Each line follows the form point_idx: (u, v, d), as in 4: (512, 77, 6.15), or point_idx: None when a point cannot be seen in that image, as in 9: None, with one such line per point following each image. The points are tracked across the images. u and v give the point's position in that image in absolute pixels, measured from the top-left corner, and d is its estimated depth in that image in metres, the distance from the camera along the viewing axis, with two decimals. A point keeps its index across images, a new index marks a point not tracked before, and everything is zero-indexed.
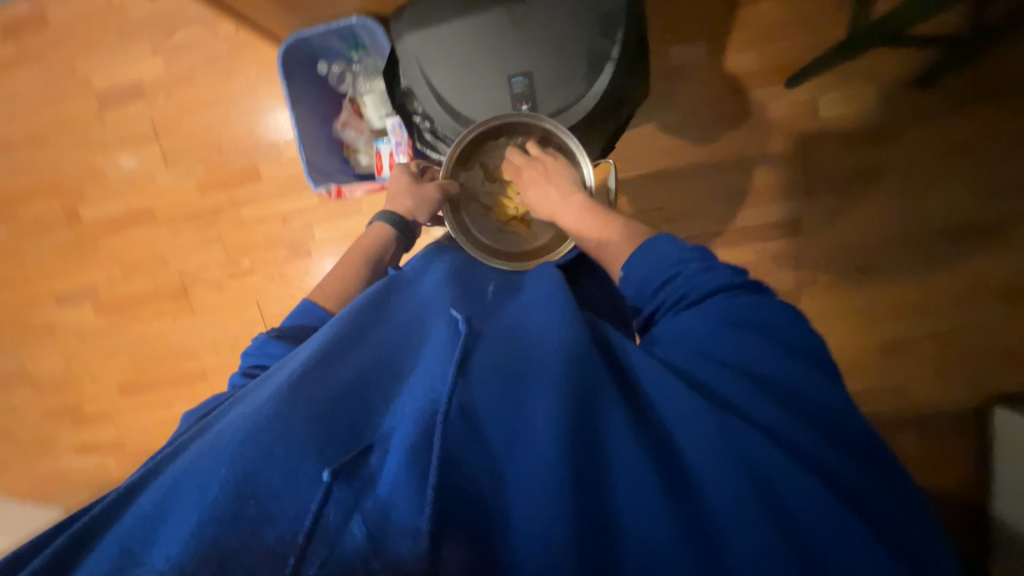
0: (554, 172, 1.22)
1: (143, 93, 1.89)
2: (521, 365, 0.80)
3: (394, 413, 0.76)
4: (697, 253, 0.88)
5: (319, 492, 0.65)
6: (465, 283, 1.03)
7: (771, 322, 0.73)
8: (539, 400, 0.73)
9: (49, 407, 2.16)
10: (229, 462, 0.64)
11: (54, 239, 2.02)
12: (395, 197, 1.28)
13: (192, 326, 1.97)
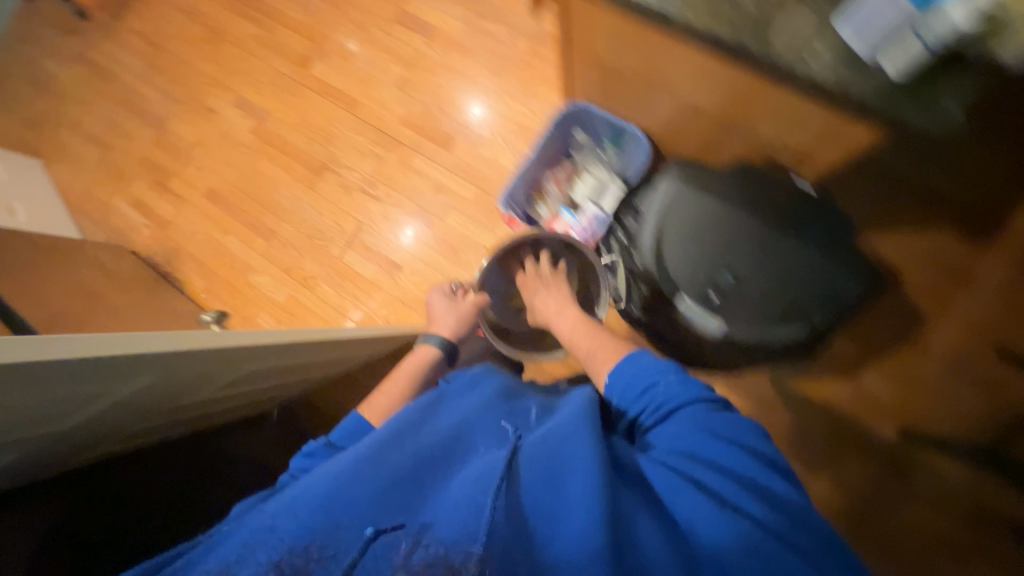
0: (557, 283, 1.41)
1: (431, 24, 2.04)
2: (552, 453, 0.81)
3: (438, 491, 0.80)
4: (671, 366, 1.01)
5: (365, 547, 0.69)
6: (516, 403, 1.05)
7: (739, 461, 0.84)
8: (572, 487, 0.75)
9: (149, 156, 2.30)
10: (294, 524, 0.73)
11: (273, 59, 2.18)
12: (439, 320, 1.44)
13: (300, 198, 2.09)
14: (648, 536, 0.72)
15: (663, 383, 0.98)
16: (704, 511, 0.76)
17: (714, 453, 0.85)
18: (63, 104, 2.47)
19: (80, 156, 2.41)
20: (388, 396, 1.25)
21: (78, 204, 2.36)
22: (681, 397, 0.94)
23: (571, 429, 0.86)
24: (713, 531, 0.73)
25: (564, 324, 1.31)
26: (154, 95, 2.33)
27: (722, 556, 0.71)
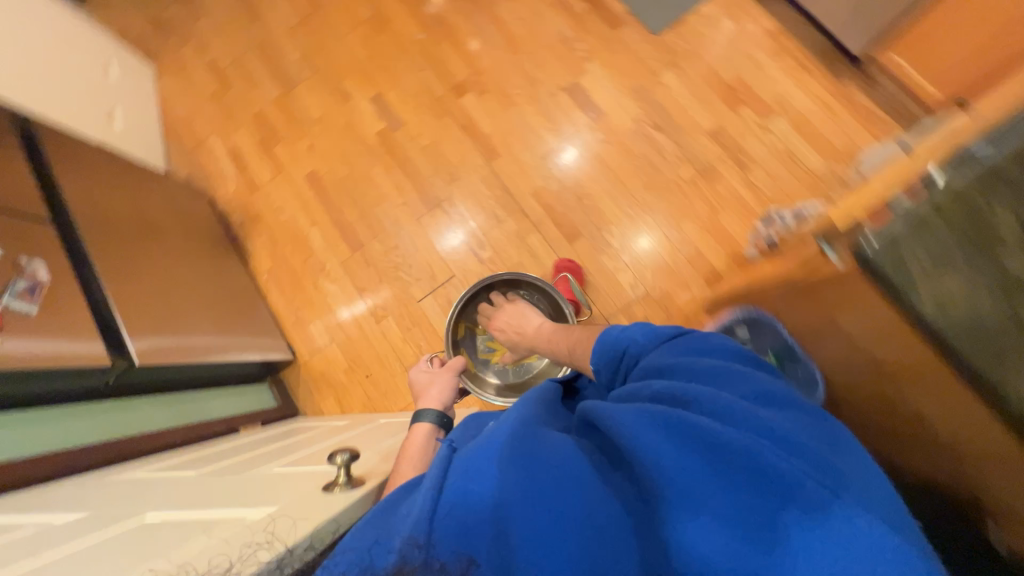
0: (522, 310, 1.61)
1: (602, 107, 1.91)
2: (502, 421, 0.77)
3: (419, 496, 0.68)
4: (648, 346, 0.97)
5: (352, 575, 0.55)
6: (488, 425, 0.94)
7: (706, 399, 0.72)
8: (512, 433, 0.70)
9: (264, 112, 2.18)
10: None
11: (429, 73, 2.06)
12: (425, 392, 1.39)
13: (403, 223, 1.98)
14: (575, 458, 0.66)
15: (629, 349, 1.02)
16: (620, 415, 0.71)
17: (670, 378, 0.84)
18: (198, 21, 2.34)
19: (195, 81, 2.29)
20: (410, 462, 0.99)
21: (176, 130, 2.25)
22: (650, 355, 0.95)
23: (520, 408, 0.83)
24: (643, 426, 0.68)
25: (544, 340, 1.46)
26: (293, 55, 2.21)
27: (649, 445, 0.65)
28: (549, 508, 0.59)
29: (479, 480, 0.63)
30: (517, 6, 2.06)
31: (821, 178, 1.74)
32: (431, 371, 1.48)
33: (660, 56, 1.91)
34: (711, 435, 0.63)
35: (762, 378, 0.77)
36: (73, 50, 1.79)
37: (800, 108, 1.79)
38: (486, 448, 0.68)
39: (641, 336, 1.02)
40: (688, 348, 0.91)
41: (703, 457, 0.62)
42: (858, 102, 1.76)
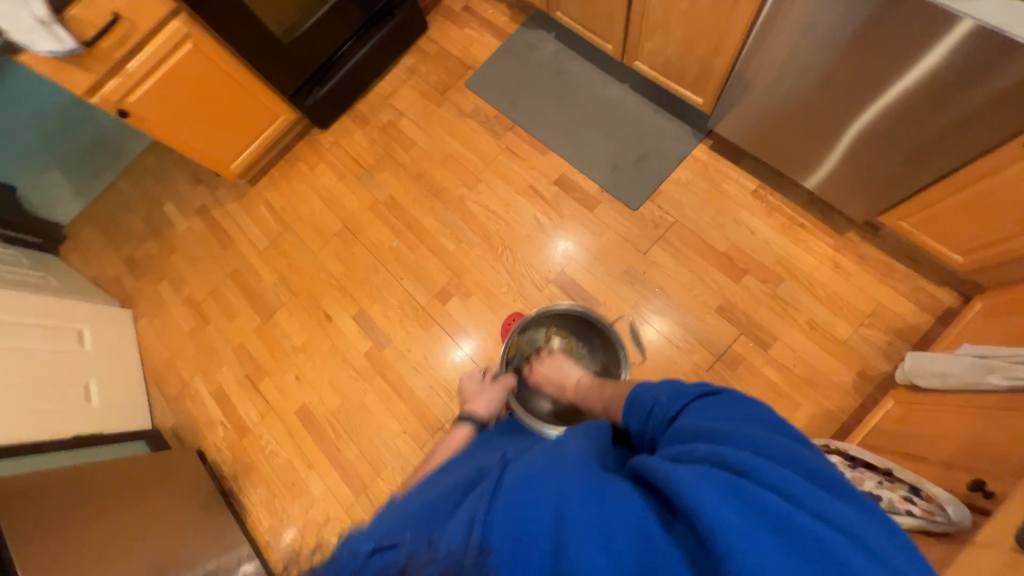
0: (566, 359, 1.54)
1: (595, 296, 1.80)
2: (526, 458, 0.68)
3: (445, 499, 0.66)
4: (688, 398, 0.86)
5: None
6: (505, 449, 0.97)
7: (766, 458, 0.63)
8: (546, 482, 0.60)
9: (247, 344, 2.09)
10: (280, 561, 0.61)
11: (409, 282, 1.99)
12: (471, 400, 1.52)
13: (406, 453, 1.82)
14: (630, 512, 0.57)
15: (659, 407, 0.91)
16: (690, 475, 0.59)
17: (705, 430, 0.74)
18: (171, 256, 2.32)
19: (173, 320, 2.22)
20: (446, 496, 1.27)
21: (157, 376, 2.14)
22: (679, 402, 0.88)
23: (563, 448, 0.73)
24: (709, 486, 0.57)
25: (585, 386, 1.40)
26: (270, 279, 2.15)
27: (719, 503, 0.54)
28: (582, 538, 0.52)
29: (497, 524, 0.54)
30: (486, 198, 2.01)
31: (854, 347, 1.56)
32: (484, 384, 1.56)
33: (644, 232, 1.82)
34: (781, 512, 0.54)
35: (779, 438, 0.69)
36: (39, 356, 1.71)
37: (806, 271, 1.66)
38: (515, 476, 0.62)
39: (653, 402, 0.94)
40: (720, 405, 0.80)
41: (771, 523, 0.53)
42: (868, 256, 1.63)
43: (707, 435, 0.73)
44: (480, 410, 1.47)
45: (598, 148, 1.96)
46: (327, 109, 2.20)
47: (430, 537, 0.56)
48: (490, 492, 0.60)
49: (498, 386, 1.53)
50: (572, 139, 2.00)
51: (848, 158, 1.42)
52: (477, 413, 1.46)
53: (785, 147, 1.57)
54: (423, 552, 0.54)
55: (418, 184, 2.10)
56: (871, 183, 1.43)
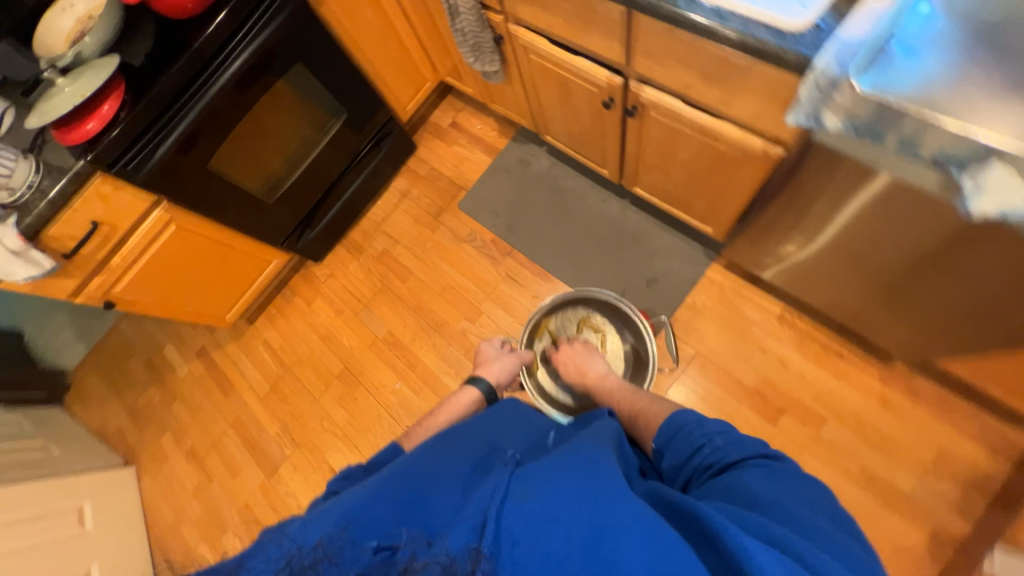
0: (591, 356, 1.44)
1: None
2: (563, 478, 0.68)
3: (479, 487, 0.69)
4: (741, 444, 0.83)
5: (370, 566, 0.57)
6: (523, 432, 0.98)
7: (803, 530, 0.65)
8: (582, 513, 0.61)
9: (252, 504, 1.98)
10: (316, 525, 0.64)
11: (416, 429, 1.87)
12: (486, 368, 1.42)
13: None
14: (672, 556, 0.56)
15: (709, 445, 0.85)
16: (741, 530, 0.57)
17: (760, 496, 0.71)
18: (172, 404, 2.25)
19: (176, 477, 2.13)
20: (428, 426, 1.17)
21: (162, 544, 2.04)
22: (736, 452, 0.82)
23: (603, 464, 0.73)
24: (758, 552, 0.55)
25: (609, 385, 1.31)
26: (273, 428, 2.05)
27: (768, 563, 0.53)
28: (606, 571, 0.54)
29: (528, 556, 0.57)
30: (489, 331, 1.90)
31: (921, 503, 1.37)
32: (501, 355, 1.48)
33: (664, 366, 1.68)
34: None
35: (819, 521, 0.68)
36: (45, 554, 1.63)
37: (851, 409, 1.49)
38: (551, 499, 0.63)
39: (692, 441, 0.88)
40: (776, 477, 0.76)
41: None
42: (921, 387, 1.46)
43: (759, 503, 0.70)
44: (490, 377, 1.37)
45: (603, 271, 1.84)
46: (321, 243, 2.14)
47: (461, 542, 0.59)
48: (521, 516, 0.61)
49: (513, 359, 1.47)
50: (576, 262, 1.89)
51: (886, 299, 1.22)
52: (484, 380, 1.34)
53: (809, 278, 1.38)
54: (450, 557, 0.57)
55: (418, 318, 2.02)
56: (926, 330, 1.22)
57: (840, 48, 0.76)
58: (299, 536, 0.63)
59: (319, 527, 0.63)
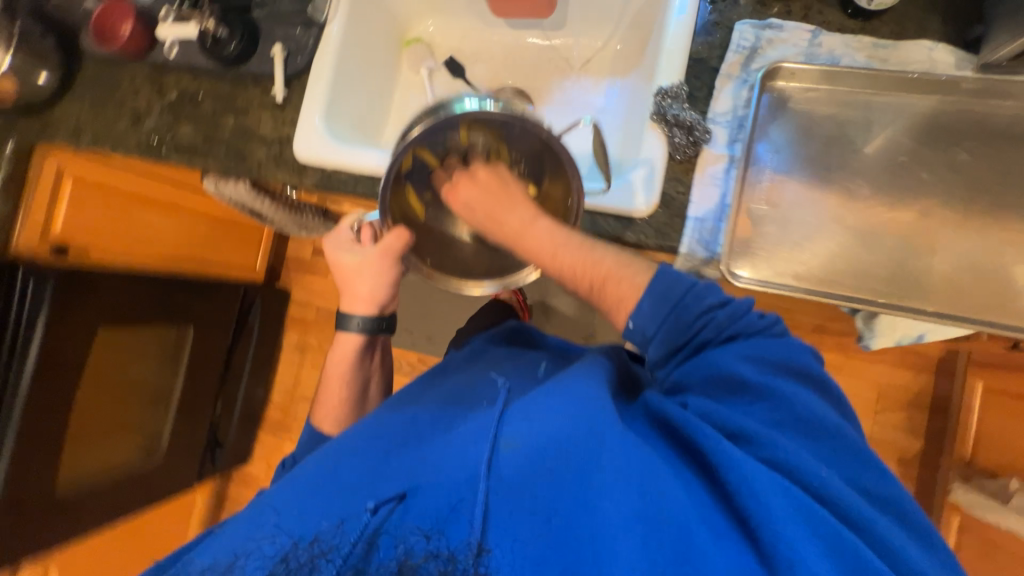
0: (496, 177, 0.65)
1: None
2: (558, 411, 0.55)
3: (438, 442, 0.56)
4: (769, 321, 0.60)
5: (374, 526, 0.48)
6: (514, 364, 0.80)
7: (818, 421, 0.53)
8: (579, 461, 0.49)
9: None
10: (266, 513, 0.53)
11: None
12: (355, 285, 0.81)
13: None
14: (667, 498, 0.46)
15: (711, 320, 0.57)
16: (723, 444, 0.50)
17: (757, 381, 0.55)
18: None
19: None
20: (339, 376, 0.88)
21: None
22: (733, 323, 0.58)
23: (598, 390, 0.58)
24: (744, 470, 0.48)
25: (546, 246, 0.61)
26: None
27: (737, 479, 0.47)
28: (615, 526, 0.44)
29: (512, 500, 0.47)
30: None
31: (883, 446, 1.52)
32: (360, 249, 0.79)
33: None
34: (816, 514, 0.46)
35: (829, 411, 0.55)
36: None
37: None
38: (538, 446, 0.50)
39: (680, 303, 0.58)
40: (771, 343, 0.58)
41: (798, 512, 0.46)
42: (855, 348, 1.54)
43: (751, 390, 0.55)
44: (361, 306, 0.82)
45: None
46: (226, 457, 1.79)
47: (431, 518, 0.47)
48: (512, 467, 0.49)
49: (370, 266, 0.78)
50: None
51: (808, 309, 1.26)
52: (359, 315, 0.84)
53: None
54: (440, 535, 0.46)
55: None
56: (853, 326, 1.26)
57: (697, 231, 0.68)
58: (262, 528, 0.51)
59: (272, 513, 0.52)
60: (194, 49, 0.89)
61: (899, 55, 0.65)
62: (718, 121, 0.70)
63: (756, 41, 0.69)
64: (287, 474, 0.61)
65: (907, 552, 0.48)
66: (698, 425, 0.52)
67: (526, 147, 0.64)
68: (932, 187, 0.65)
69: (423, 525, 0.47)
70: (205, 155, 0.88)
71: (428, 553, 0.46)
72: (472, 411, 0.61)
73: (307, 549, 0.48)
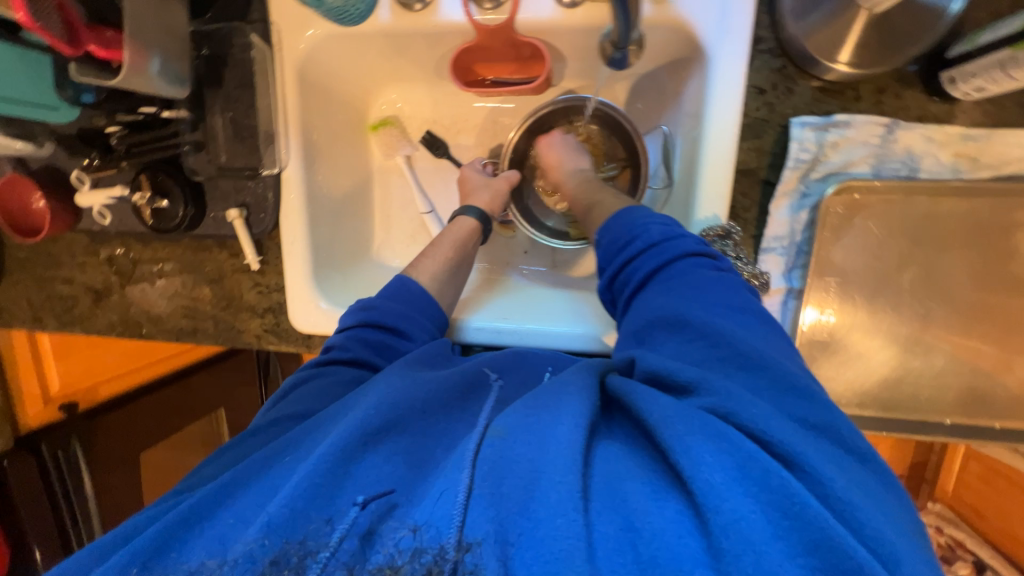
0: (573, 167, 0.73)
1: None
2: (542, 410, 0.40)
3: (438, 444, 0.42)
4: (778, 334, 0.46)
5: (367, 534, 0.34)
6: (513, 358, 0.58)
7: (845, 456, 0.36)
8: (558, 443, 0.36)
9: None
10: (252, 504, 0.38)
11: None
12: (477, 190, 0.75)
13: None
14: (621, 481, 0.34)
15: (647, 232, 0.54)
16: (662, 403, 0.38)
17: (696, 317, 0.45)
18: None
19: None
20: (439, 263, 0.69)
21: None
22: (673, 249, 0.52)
23: (587, 386, 0.42)
24: (688, 424, 0.35)
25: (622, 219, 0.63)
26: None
27: (725, 496, 0.31)
28: (573, 516, 0.31)
29: (513, 507, 0.34)
30: None
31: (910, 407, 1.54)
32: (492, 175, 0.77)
33: None
34: (767, 473, 0.32)
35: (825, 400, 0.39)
36: None
37: None
38: (526, 435, 0.38)
39: (665, 228, 0.54)
40: (730, 289, 0.48)
41: (788, 528, 0.30)
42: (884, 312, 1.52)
43: (693, 329, 0.44)
44: (476, 205, 0.74)
45: None
46: None
47: (427, 509, 0.35)
48: (511, 457, 0.36)
49: (504, 186, 0.76)
50: None
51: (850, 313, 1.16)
52: (475, 207, 0.73)
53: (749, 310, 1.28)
54: (428, 526, 0.34)
55: None
56: None
57: None
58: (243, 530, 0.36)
59: (261, 504, 0.38)
60: (128, 213, 0.74)
61: (992, 152, 0.55)
62: (774, 248, 0.60)
63: (817, 149, 0.57)
64: (267, 449, 0.44)
65: (895, 542, 0.31)
66: (643, 390, 0.40)
67: (610, 121, 0.73)
68: (1015, 303, 0.60)
69: (414, 515, 0.35)
70: (196, 333, 0.79)
71: (415, 550, 0.33)
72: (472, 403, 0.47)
73: (295, 548, 0.34)
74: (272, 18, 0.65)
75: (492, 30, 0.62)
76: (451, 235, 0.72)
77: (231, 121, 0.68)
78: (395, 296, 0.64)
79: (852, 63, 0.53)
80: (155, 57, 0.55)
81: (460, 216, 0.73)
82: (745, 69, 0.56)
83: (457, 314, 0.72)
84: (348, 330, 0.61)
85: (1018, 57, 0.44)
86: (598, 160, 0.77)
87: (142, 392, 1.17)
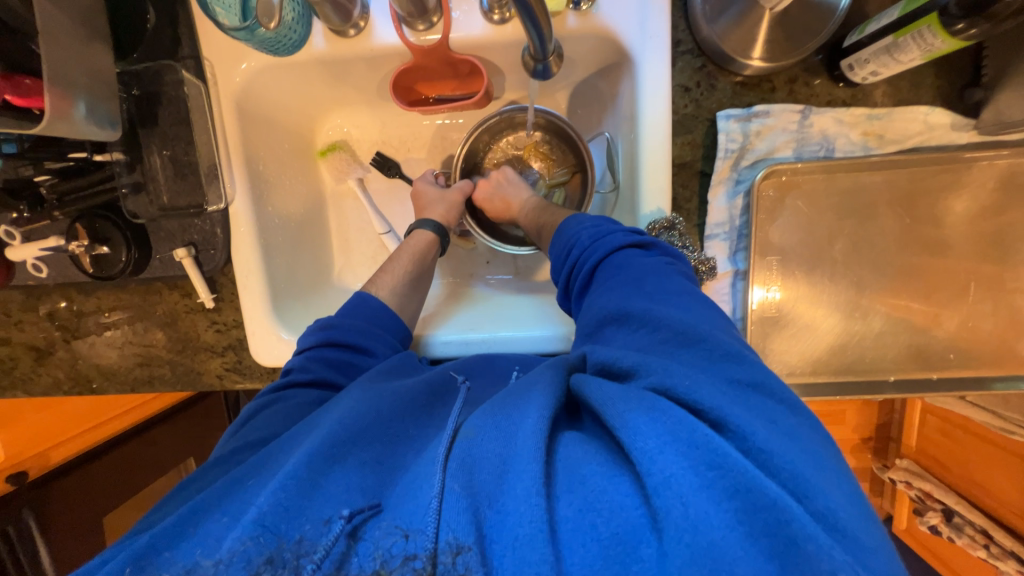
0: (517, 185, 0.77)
1: None
2: (507, 407, 0.41)
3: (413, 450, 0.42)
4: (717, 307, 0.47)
5: (344, 537, 0.34)
6: (479, 364, 0.59)
7: (786, 417, 0.37)
8: (524, 431, 0.37)
9: None
10: (226, 518, 0.37)
11: None
12: (432, 204, 0.76)
13: None
14: (580, 466, 0.35)
15: (588, 234, 0.57)
16: (605, 387, 0.39)
17: (640, 309, 0.46)
18: None
19: None
20: (399, 277, 0.69)
21: None
22: (612, 246, 0.55)
23: (551, 381, 0.43)
24: (628, 402, 0.36)
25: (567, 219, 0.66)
26: None
27: (653, 455, 0.32)
28: (535, 500, 0.32)
29: (480, 489, 0.34)
30: None
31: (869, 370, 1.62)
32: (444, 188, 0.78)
33: None
34: (695, 434, 0.33)
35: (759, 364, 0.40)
36: None
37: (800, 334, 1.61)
38: (491, 430, 0.38)
39: (591, 232, 0.58)
40: (666, 275, 0.50)
41: (717, 480, 0.31)
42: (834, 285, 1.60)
43: (638, 318, 0.45)
44: (434, 217, 0.75)
45: None
46: None
47: (408, 510, 0.34)
48: (481, 451, 0.37)
49: (459, 198, 0.77)
50: None
51: None
52: (431, 220, 0.74)
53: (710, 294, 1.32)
54: (415, 528, 0.33)
55: None
56: None
57: None
58: (211, 546, 0.35)
59: (233, 519, 0.37)
60: (67, 263, 0.70)
61: (895, 128, 0.60)
62: (717, 235, 0.64)
63: (744, 138, 0.61)
64: (235, 474, 0.43)
65: (812, 478, 0.32)
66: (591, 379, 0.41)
67: (550, 129, 0.76)
68: (935, 262, 0.66)
69: (403, 519, 0.34)
70: (152, 381, 0.76)
71: (406, 556, 0.32)
72: (445, 413, 0.47)
73: (290, 550, 0.34)
74: (202, 53, 0.65)
75: (427, 49, 0.63)
76: (407, 252, 0.72)
77: (170, 159, 0.67)
78: (352, 311, 0.64)
79: (765, 58, 0.57)
80: (80, 101, 0.54)
81: (416, 230, 0.74)
82: (669, 71, 0.60)
83: (421, 331, 0.72)
84: (309, 349, 0.60)
85: (900, 43, 0.50)
86: (549, 165, 0.80)
87: (106, 447, 1.09)
